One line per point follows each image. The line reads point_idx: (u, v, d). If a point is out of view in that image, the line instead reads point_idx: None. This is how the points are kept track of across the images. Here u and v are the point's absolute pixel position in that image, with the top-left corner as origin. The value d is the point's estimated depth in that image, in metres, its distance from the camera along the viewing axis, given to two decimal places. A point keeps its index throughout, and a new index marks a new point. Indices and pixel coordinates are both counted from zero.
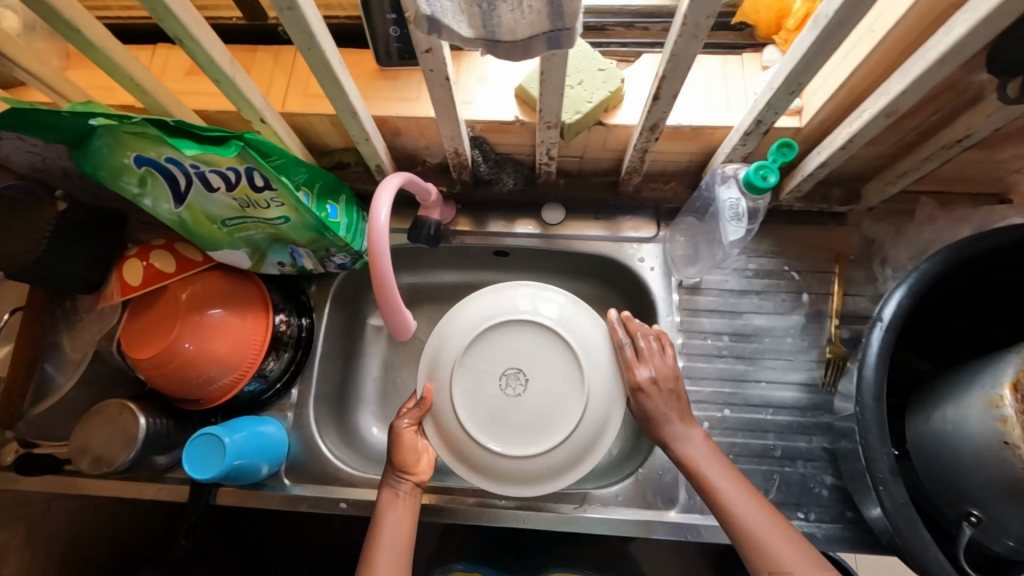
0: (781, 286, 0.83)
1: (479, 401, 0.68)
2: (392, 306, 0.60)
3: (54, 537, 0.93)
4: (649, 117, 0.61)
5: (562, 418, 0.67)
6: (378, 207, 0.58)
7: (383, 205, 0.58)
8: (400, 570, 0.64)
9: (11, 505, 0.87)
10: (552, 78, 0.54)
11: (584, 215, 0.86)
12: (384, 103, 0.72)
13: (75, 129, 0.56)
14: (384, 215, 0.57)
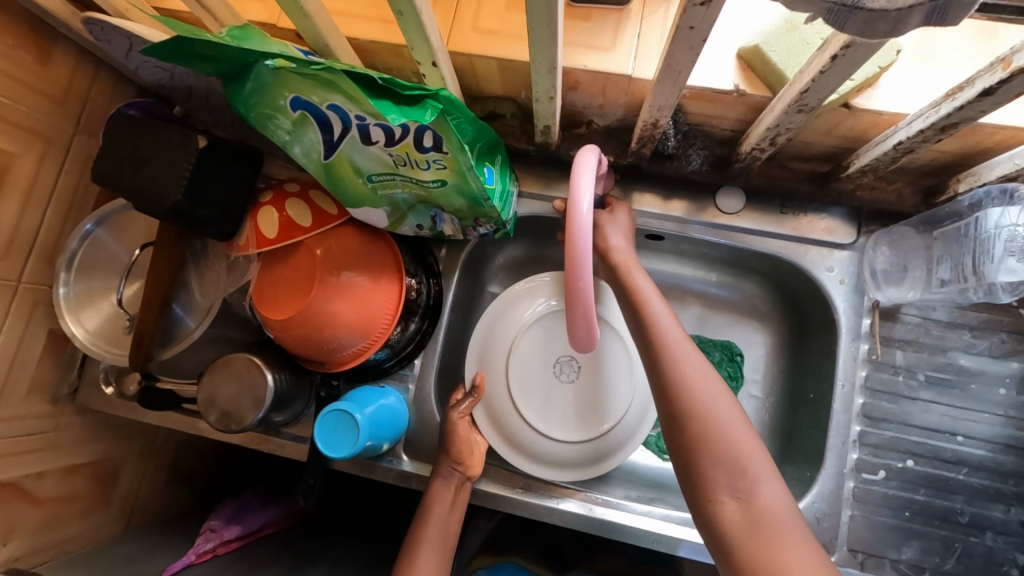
0: (1004, 323, 0.68)
1: (535, 374, 0.76)
2: (583, 320, 0.53)
3: (166, 457, 0.95)
4: (953, 113, 0.45)
5: (610, 405, 0.75)
6: (578, 195, 0.49)
7: (586, 192, 0.49)
8: (442, 531, 0.66)
9: (130, 426, 0.88)
10: (854, 59, 0.40)
11: (767, 205, 0.72)
12: (572, 51, 0.59)
13: (239, 64, 0.47)
14: (590, 204, 0.48)
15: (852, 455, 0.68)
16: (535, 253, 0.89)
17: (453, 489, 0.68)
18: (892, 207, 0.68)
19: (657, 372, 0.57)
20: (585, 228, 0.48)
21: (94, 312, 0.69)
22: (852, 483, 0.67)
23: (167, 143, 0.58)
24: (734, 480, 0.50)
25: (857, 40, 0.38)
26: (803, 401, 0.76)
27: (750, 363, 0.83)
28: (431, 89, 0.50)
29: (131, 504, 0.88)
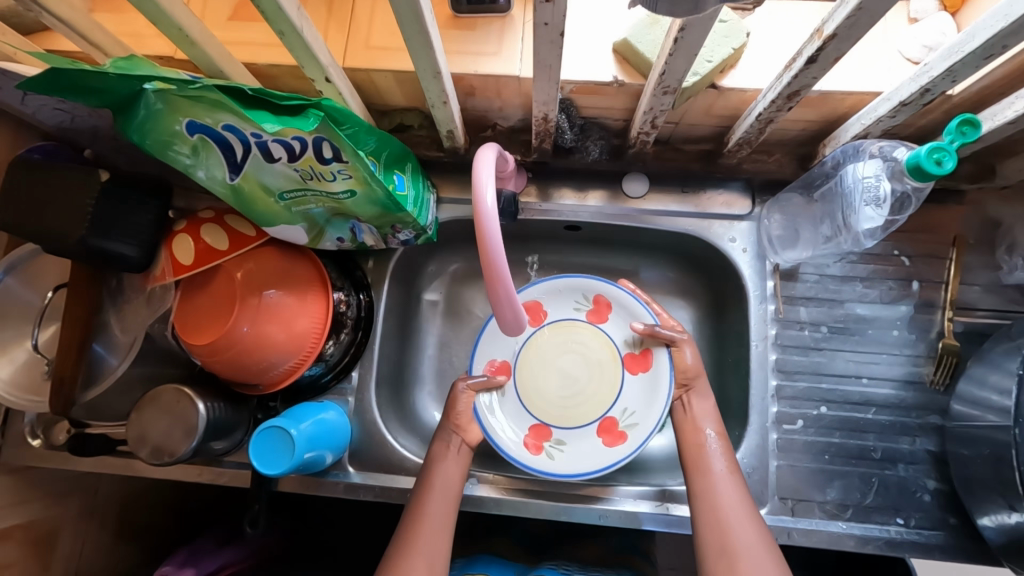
0: (889, 271, 0.75)
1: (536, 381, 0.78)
2: (505, 302, 0.53)
3: (109, 510, 0.92)
4: (792, 83, 0.51)
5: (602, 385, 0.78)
6: (481, 189, 0.50)
7: (487, 187, 0.50)
8: (444, 523, 0.63)
9: (67, 480, 0.85)
10: (691, 38, 0.45)
11: (669, 187, 0.77)
12: (462, 59, 0.63)
13: (124, 94, 0.49)
14: (491, 198, 0.49)
15: (773, 409, 0.72)
16: (466, 257, 0.92)
17: (452, 449, 0.69)
18: (775, 175, 0.75)
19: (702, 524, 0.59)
20: (491, 223, 0.49)
21: (8, 360, 0.67)
22: (775, 435, 0.71)
23: (67, 179, 0.58)
24: None
25: (686, 22, 0.42)
26: (727, 365, 0.81)
27: None
28: (314, 99, 0.53)
29: (73, 560, 0.84)
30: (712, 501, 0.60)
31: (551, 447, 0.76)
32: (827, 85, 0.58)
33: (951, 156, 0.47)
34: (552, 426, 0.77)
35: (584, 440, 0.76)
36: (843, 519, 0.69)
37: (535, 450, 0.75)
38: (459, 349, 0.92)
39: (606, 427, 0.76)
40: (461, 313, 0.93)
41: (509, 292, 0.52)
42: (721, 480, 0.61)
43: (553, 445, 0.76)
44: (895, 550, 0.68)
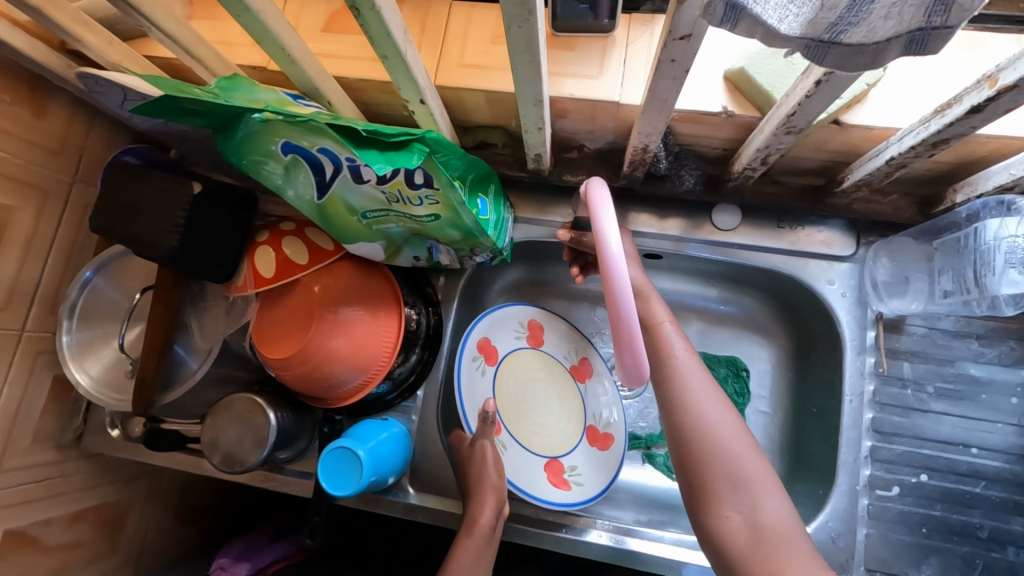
0: (1012, 331, 0.67)
1: (514, 412, 0.79)
2: (627, 353, 0.48)
3: (172, 496, 0.95)
4: (941, 129, 0.45)
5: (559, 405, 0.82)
6: (602, 233, 0.47)
7: (610, 231, 0.47)
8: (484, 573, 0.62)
9: (138, 466, 0.88)
10: (834, 81, 0.40)
11: (762, 220, 0.72)
12: (557, 81, 0.59)
13: (226, 118, 0.48)
14: (617, 244, 0.46)
15: (865, 471, 0.66)
16: (533, 276, 0.90)
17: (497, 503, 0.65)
18: (887, 218, 0.68)
19: (671, 409, 0.59)
20: (617, 264, 0.45)
21: (96, 357, 0.69)
22: (866, 500, 0.65)
23: (161, 190, 0.59)
24: (737, 495, 0.53)
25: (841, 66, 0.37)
26: (810, 415, 0.75)
27: (756, 378, 0.82)
28: (417, 132, 0.50)
29: (139, 543, 0.88)
30: (685, 393, 0.59)
31: (569, 476, 0.76)
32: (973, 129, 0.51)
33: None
34: (559, 456, 0.78)
35: (585, 456, 0.79)
36: None
37: (563, 487, 0.75)
38: None
39: (591, 437, 0.81)
40: None
41: (641, 355, 0.48)
42: (689, 370, 0.61)
43: (570, 473, 0.77)
44: None
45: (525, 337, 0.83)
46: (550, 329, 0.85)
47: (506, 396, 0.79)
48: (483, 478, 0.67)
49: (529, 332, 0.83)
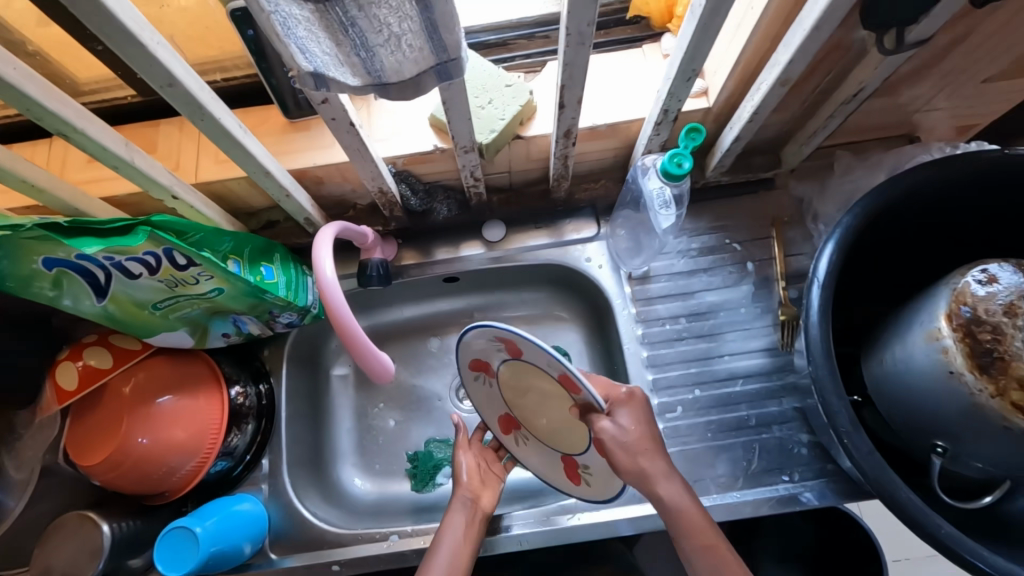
0: (726, 258, 0.85)
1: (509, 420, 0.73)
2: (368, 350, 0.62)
3: None
4: (560, 126, 0.61)
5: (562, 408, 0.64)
6: (321, 268, 0.57)
7: (324, 262, 0.57)
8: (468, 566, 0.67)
9: None
10: (454, 108, 0.55)
11: (525, 226, 0.87)
12: (300, 155, 0.71)
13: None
14: (327, 272, 0.57)
15: (654, 401, 0.79)
16: (366, 327, 0.98)
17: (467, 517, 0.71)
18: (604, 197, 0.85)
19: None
20: (333, 293, 0.57)
21: None
22: (660, 425, 0.77)
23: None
24: None
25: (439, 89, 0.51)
26: (616, 372, 0.88)
27: (577, 358, 0.94)
28: (139, 218, 0.58)
29: None
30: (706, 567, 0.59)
31: (584, 473, 0.69)
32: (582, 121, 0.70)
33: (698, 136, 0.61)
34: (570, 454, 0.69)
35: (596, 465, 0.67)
36: (736, 489, 0.74)
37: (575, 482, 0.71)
38: (376, 415, 0.96)
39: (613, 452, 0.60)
40: (372, 381, 0.98)
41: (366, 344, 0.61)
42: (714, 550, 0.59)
43: (584, 470, 0.69)
44: (786, 506, 0.73)
45: (503, 349, 0.63)
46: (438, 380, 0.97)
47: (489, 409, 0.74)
48: (457, 484, 0.75)
49: (504, 347, 0.62)
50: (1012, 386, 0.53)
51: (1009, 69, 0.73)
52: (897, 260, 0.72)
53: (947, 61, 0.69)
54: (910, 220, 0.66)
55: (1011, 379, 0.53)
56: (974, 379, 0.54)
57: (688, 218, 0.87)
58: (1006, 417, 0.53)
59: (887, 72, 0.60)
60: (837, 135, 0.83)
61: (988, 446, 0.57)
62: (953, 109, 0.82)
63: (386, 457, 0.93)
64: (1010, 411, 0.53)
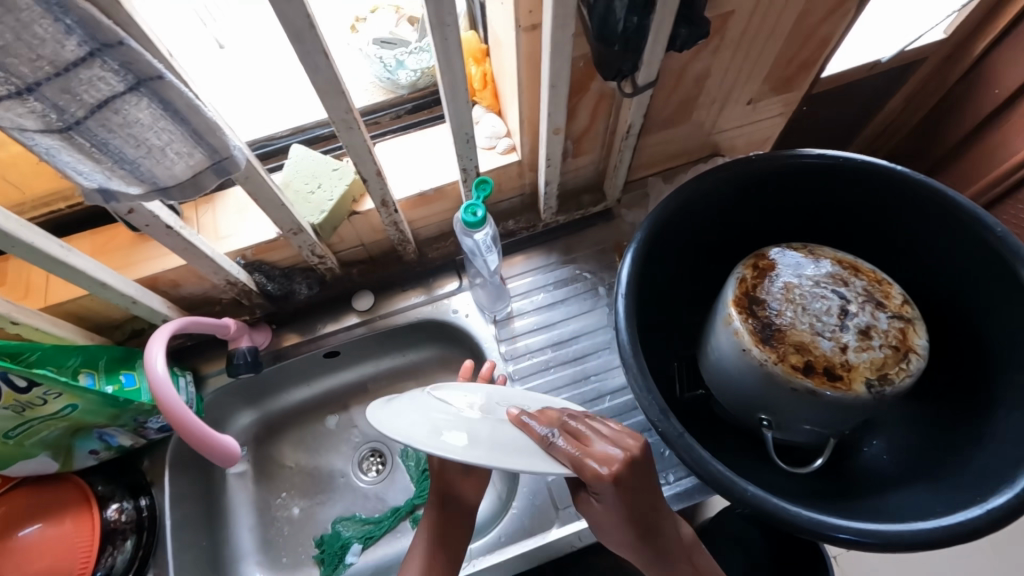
0: (580, 287, 0.92)
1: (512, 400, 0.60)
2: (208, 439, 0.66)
3: None
4: (374, 198, 0.69)
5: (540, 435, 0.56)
6: (152, 364, 0.63)
7: (156, 361, 0.63)
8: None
9: None
10: (261, 196, 0.61)
11: (392, 291, 0.93)
12: (146, 263, 0.75)
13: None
14: (159, 367, 0.62)
15: None
16: (260, 419, 0.99)
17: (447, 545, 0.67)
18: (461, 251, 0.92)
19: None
20: (163, 389, 0.62)
21: None
22: None
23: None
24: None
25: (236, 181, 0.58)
26: None
27: None
28: None
29: None
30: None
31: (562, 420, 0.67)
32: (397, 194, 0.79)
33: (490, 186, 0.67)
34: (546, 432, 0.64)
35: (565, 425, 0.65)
36: None
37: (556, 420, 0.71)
38: (280, 505, 0.95)
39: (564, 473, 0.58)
40: (273, 472, 0.97)
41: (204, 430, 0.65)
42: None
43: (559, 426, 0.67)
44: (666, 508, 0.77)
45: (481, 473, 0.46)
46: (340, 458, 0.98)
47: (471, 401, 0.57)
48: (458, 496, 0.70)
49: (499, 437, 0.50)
50: (790, 351, 0.61)
51: (761, 91, 0.87)
52: (709, 263, 0.81)
53: (705, 93, 0.82)
54: (700, 226, 0.75)
55: (788, 346, 0.61)
56: (760, 351, 0.61)
57: (541, 256, 0.95)
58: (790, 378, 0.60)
59: (640, 110, 0.72)
60: (649, 165, 0.95)
61: (794, 409, 0.63)
62: (740, 128, 0.96)
63: (293, 548, 0.92)
64: (791, 372, 0.60)
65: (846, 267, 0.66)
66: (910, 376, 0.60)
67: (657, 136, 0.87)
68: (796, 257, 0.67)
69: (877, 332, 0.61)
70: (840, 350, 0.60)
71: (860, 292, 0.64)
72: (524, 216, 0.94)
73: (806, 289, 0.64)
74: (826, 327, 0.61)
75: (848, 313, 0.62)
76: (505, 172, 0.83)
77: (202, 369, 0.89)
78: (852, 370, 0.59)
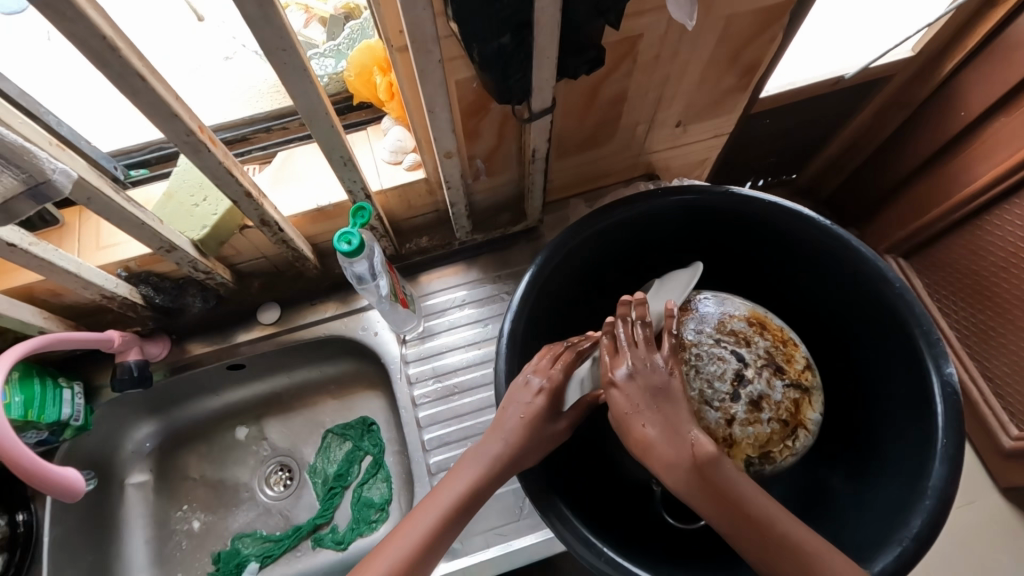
0: (497, 308, 0.89)
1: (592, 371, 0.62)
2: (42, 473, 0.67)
3: None
4: (250, 218, 0.65)
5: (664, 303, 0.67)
6: None
7: None
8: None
9: None
10: (112, 216, 0.57)
11: (301, 304, 0.90)
12: (17, 273, 0.70)
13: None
14: None
15: (432, 459, 0.80)
16: (164, 428, 0.95)
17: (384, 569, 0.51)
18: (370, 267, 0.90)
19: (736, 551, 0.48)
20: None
21: None
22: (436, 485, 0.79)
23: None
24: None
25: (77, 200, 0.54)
26: None
27: (385, 427, 0.97)
28: None
29: None
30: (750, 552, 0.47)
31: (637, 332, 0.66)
32: (285, 211, 0.76)
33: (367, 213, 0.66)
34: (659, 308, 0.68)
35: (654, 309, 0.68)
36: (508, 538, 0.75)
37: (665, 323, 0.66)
38: (180, 518, 0.92)
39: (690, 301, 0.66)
40: (175, 483, 0.94)
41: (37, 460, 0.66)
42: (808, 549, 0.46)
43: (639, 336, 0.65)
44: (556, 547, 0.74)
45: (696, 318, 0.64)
46: (246, 470, 0.96)
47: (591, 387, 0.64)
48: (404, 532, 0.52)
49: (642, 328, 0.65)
50: None
51: (689, 113, 0.83)
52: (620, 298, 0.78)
53: (626, 115, 0.78)
54: (603, 261, 0.72)
55: None
56: None
57: (458, 275, 0.92)
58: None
59: (543, 135, 0.67)
60: (573, 184, 0.91)
61: None
62: (672, 149, 0.92)
63: (190, 563, 0.89)
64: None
65: (754, 324, 0.63)
66: (793, 453, 0.58)
67: (576, 156, 0.84)
68: (705, 307, 0.64)
69: (769, 404, 0.58)
70: (726, 423, 0.57)
71: (762, 354, 0.60)
72: (441, 232, 0.92)
73: (704, 350, 0.61)
74: (716, 395, 0.58)
75: (743, 379, 0.59)
76: (412, 189, 0.79)
77: (94, 379, 0.86)
78: (733, 446, 0.57)
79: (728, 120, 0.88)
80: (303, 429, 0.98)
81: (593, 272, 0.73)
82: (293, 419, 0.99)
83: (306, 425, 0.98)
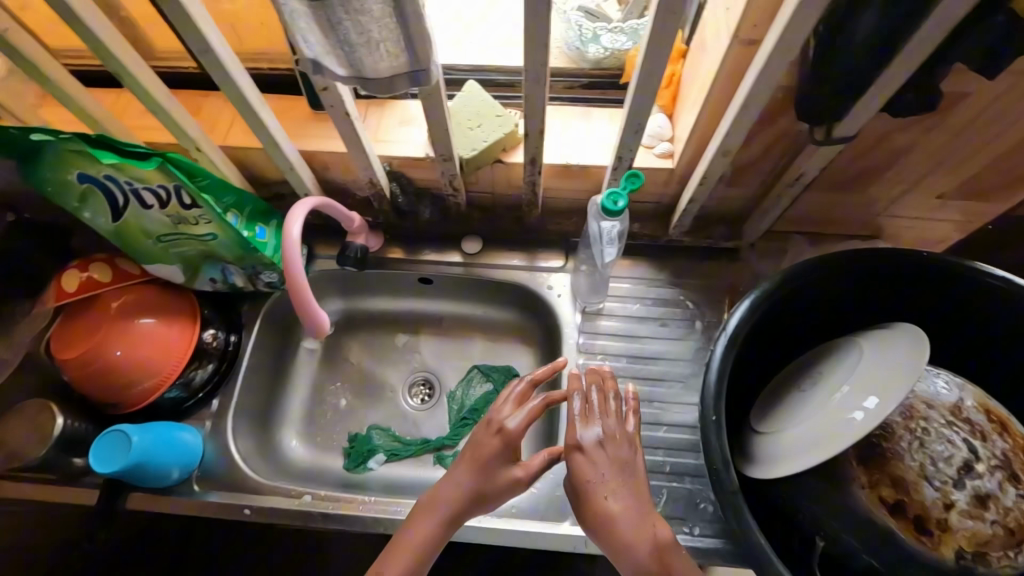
0: (677, 313, 0.90)
1: (795, 418, 0.65)
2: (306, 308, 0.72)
3: None
4: (527, 154, 0.71)
5: (885, 364, 0.61)
6: (291, 223, 0.70)
7: (297, 221, 0.70)
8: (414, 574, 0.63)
9: None
10: (431, 116, 0.65)
11: (501, 246, 0.96)
12: (313, 140, 0.82)
13: (22, 159, 0.64)
14: (297, 226, 0.68)
15: None
16: (344, 310, 1.07)
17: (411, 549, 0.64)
18: (569, 233, 0.96)
19: None
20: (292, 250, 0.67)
21: None
22: None
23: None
24: None
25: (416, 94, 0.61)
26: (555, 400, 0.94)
27: None
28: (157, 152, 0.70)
29: None
30: None
31: (844, 387, 0.62)
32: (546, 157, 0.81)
33: (637, 182, 0.68)
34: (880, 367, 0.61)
35: (872, 364, 0.62)
36: None
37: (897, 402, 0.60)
38: (331, 391, 1.02)
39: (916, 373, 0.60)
40: (337, 361, 1.05)
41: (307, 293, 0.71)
42: None
43: (849, 391, 0.61)
44: None
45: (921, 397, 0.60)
46: (396, 373, 1.05)
47: (787, 425, 0.65)
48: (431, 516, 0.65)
49: (860, 384, 0.61)
50: (884, 483, 0.58)
51: (960, 189, 0.78)
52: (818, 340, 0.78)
53: (896, 169, 0.75)
54: (829, 297, 0.72)
55: (884, 477, 0.58)
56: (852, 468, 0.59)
57: (651, 269, 0.93)
58: (870, 509, 0.58)
59: (821, 162, 0.67)
60: (798, 221, 0.89)
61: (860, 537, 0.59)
62: (915, 220, 0.87)
63: (329, 433, 0.99)
64: (874, 503, 0.58)
65: (993, 420, 0.59)
66: (1010, 564, 0.55)
67: (820, 195, 0.82)
68: (938, 386, 0.61)
69: (994, 505, 0.55)
70: (943, 505, 0.55)
71: (998, 454, 0.56)
72: (650, 224, 0.94)
73: (934, 425, 0.58)
74: (937, 474, 0.56)
75: (973, 470, 0.55)
76: (653, 174, 0.82)
77: (316, 248, 0.98)
78: (945, 530, 0.55)
79: (994, 210, 0.82)
80: (454, 356, 1.06)
81: (813, 305, 0.73)
82: (448, 345, 1.06)
83: (458, 354, 1.05)
